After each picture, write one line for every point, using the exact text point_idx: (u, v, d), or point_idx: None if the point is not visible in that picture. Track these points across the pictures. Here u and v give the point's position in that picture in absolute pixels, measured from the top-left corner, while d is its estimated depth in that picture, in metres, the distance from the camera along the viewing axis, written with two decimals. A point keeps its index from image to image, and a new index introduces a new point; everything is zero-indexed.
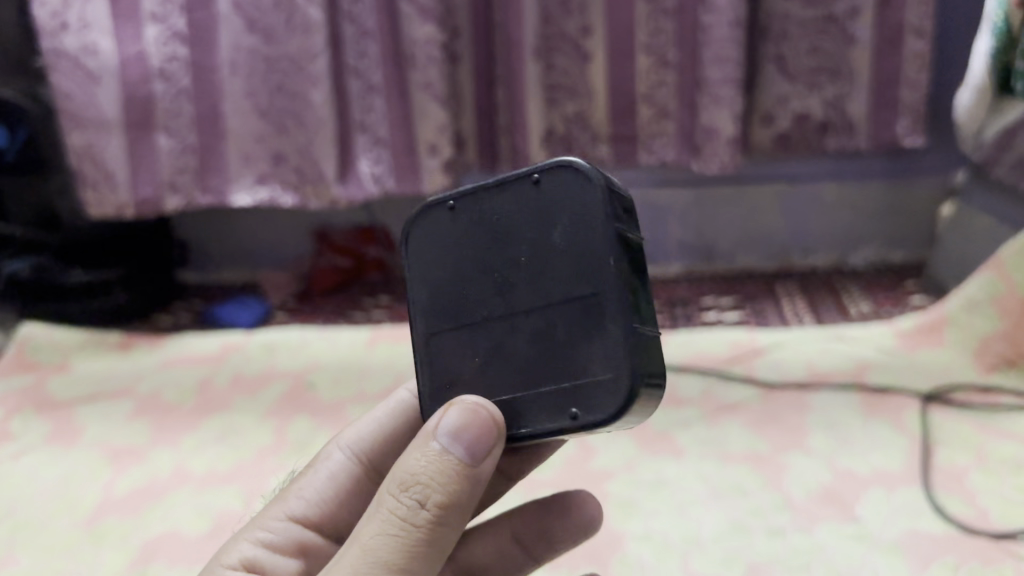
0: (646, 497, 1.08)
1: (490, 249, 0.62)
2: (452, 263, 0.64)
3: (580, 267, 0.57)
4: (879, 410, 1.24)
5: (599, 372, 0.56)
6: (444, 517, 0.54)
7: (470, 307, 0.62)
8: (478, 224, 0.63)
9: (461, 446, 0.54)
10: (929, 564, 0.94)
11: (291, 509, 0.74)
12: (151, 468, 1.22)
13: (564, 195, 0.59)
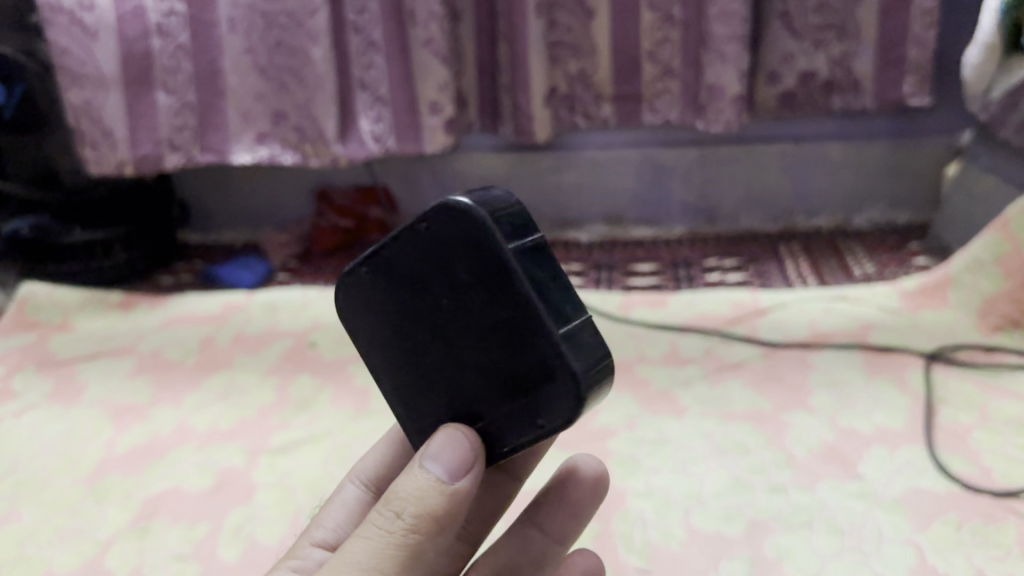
0: (647, 454, 1.08)
1: (411, 298, 0.59)
2: (387, 320, 0.62)
3: (495, 294, 0.55)
4: (881, 369, 1.25)
5: (548, 387, 0.55)
6: (421, 530, 0.53)
7: (420, 357, 0.61)
8: (390, 279, 0.60)
9: (437, 462, 0.54)
10: (931, 521, 0.94)
11: (314, 536, 0.72)
12: (153, 426, 1.23)
13: (450, 234, 0.56)
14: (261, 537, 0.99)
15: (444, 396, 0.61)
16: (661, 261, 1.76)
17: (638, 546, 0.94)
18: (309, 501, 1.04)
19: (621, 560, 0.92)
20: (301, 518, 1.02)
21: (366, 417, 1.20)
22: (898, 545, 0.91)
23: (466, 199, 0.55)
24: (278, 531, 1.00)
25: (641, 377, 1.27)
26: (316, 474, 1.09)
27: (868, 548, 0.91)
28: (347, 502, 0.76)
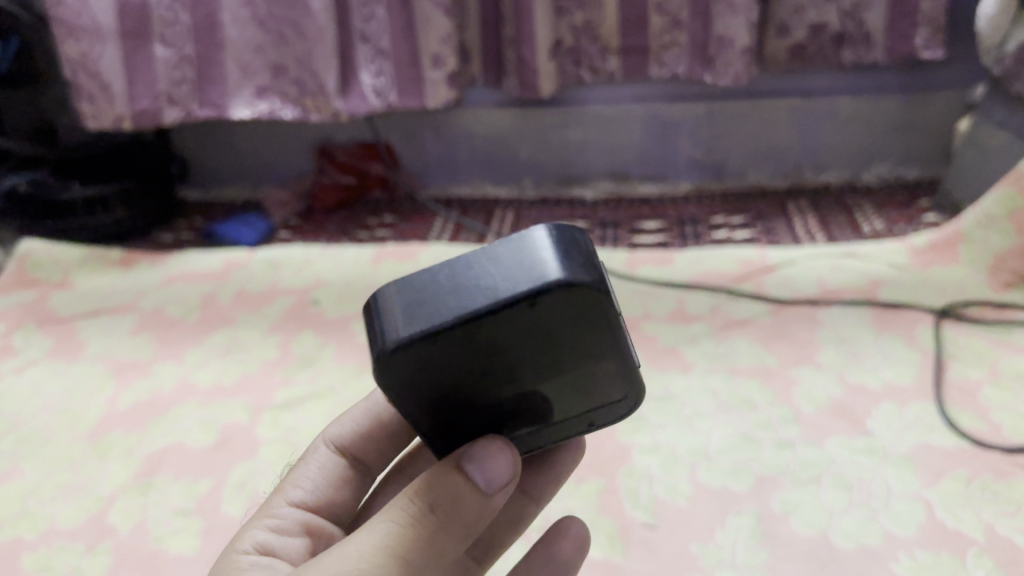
0: (653, 410, 1.07)
1: (485, 364, 0.51)
2: (444, 383, 0.51)
3: (590, 348, 0.53)
4: (890, 325, 1.23)
5: (614, 401, 0.59)
6: (446, 528, 0.52)
7: (478, 403, 0.54)
8: (467, 349, 0.49)
9: (478, 470, 0.52)
10: (941, 477, 0.93)
11: (290, 495, 0.69)
12: (155, 383, 1.22)
13: (564, 311, 0.48)
14: (265, 492, 0.98)
15: (491, 422, 0.57)
16: (667, 218, 1.74)
17: (644, 502, 0.93)
18: None
19: (627, 516, 0.91)
20: None
21: (370, 373, 1.19)
22: (907, 501, 0.89)
23: (590, 277, 0.47)
24: None
25: (647, 334, 1.25)
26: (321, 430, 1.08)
27: (876, 504, 0.89)
28: (319, 464, 0.73)
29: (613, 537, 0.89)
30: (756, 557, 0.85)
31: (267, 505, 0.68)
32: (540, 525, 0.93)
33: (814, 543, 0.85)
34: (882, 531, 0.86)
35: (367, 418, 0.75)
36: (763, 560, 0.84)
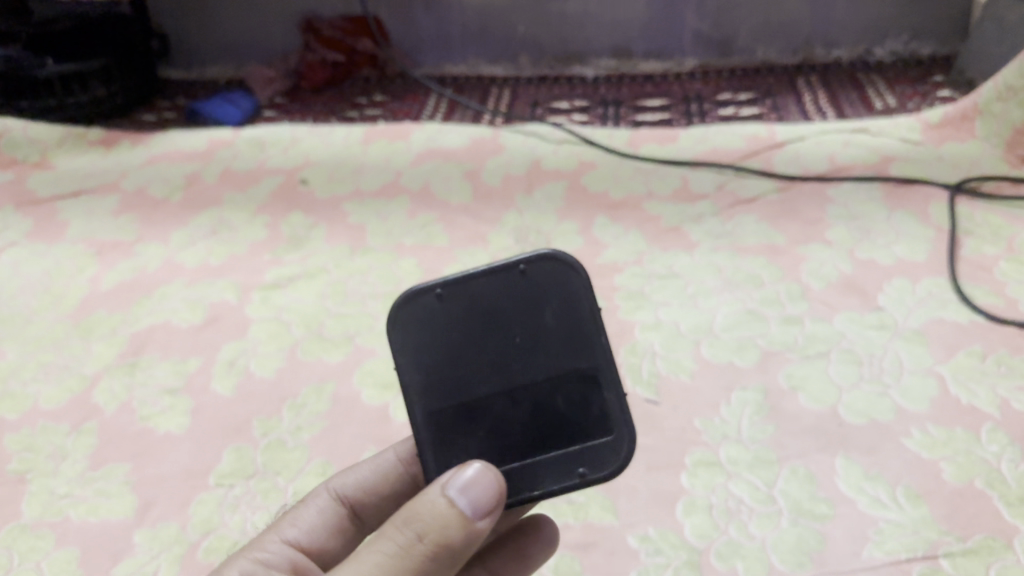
0: (655, 289, 1.02)
1: (481, 329, 0.56)
2: (445, 349, 0.56)
3: (576, 341, 0.56)
4: (902, 202, 1.18)
5: (602, 440, 0.55)
6: (437, 560, 0.48)
7: (471, 391, 0.56)
8: (468, 306, 0.56)
9: (465, 498, 0.48)
10: (954, 354, 0.89)
11: (281, 536, 0.59)
12: (139, 262, 1.17)
13: (551, 282, 0.56)
14: (255, 370, 0.94)
15: (478, 433, 0.55)
16: (671, 96, 1.66)
17: (647, 379, 0.89)
18: (303, 334, 0.98)
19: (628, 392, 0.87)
20: (296, 350, 0.96)
21: (362, 253, 1.13)
22: (919, 376, 0.86)
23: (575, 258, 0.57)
24: (274, 365, 0.95)
25: (650, 213, 1.18)
26: (311, 308, 1.03)
27: (888, 380, 0.86)
28: (315, 510, 0.62)
29: None
30: (762, 432, 0.81)
31: (251, 543, 0.58)
32: None
33: (823, 418, 0.82)
34: (893, 407, 0.82)
35: (378, 471, 0.63)
36: (769, 435, 0.81)
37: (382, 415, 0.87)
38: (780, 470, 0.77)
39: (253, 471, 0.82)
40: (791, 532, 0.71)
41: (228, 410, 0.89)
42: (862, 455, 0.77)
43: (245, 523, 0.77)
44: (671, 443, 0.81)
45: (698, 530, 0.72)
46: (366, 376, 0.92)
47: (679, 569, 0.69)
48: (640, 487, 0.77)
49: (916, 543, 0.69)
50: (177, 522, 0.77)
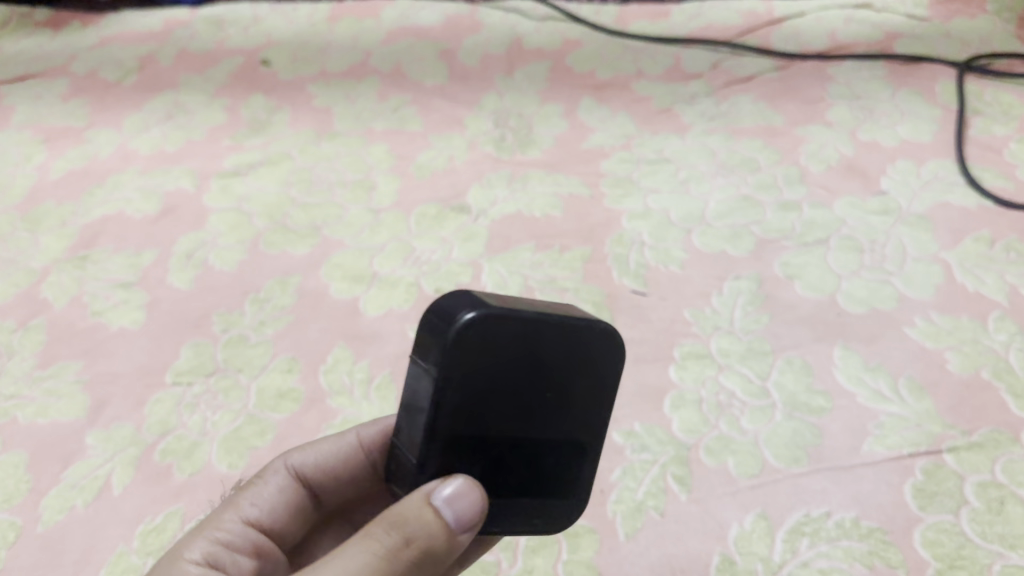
0: (644, 173, 0.94)
1: (517, 383, 0.42)
2: (477, 383, 0.41)
3: (597, 415, 0.46)
4: (908, 81, 1.09)
5: (566, 502, 0.48)
6: (416, 573, 0.40)
7: (484, 428, 0.42)
8: (516, 355, 0.42)
9: (454, 510, 0.40)
10: (961, 239, 0.83)
11: (242, 515, 0.51)
12: (90, 150, 1.09)
13: (596, 355, 0.45)
14: (214, 263, 0.87)
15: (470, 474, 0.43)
16: None
17: (633, 270, 0.82)
18: (266, 225, 0.92)
19: (614, 283, 0.80)
20: (259, 242, 0.89)
21: (329, 138, 1.05)
22: (923, 263, 0.80)
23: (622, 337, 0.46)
24: (235, 257, 0.88)
25: (639, 93, 1.09)
26: (275, 198, 0.95)
27: (890, 267, 0.80)
28: (273, 486, 0.54)
29: (599, 305, 0.78)
30: (755, 323, 0.75)
31: (207, 523, 0.50)
32: (519, 288, 0.81)
33: (821, 307, 0.76)
34: (895, 295, 0.77)
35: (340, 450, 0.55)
36: (763, 325, 0.75)
37: (351, 308, 0.80)
38: (775, 361, 0.72)
39: (213, 369, 0.76)
40: (786, 426, 0.67)
41: (186, 306, 0.83)
42: (862, 345, 0.73)
43: (204, 422, 0.71)
44: (660, 335, 0.75)
45: (687, 425, 0.68)
46: (334, 269, 0.85)
47: (666, 465, 0.65)
48: (626, 381, 0.72)
49: (919, 438, 0.65)
50: (132, 423, 0.72)
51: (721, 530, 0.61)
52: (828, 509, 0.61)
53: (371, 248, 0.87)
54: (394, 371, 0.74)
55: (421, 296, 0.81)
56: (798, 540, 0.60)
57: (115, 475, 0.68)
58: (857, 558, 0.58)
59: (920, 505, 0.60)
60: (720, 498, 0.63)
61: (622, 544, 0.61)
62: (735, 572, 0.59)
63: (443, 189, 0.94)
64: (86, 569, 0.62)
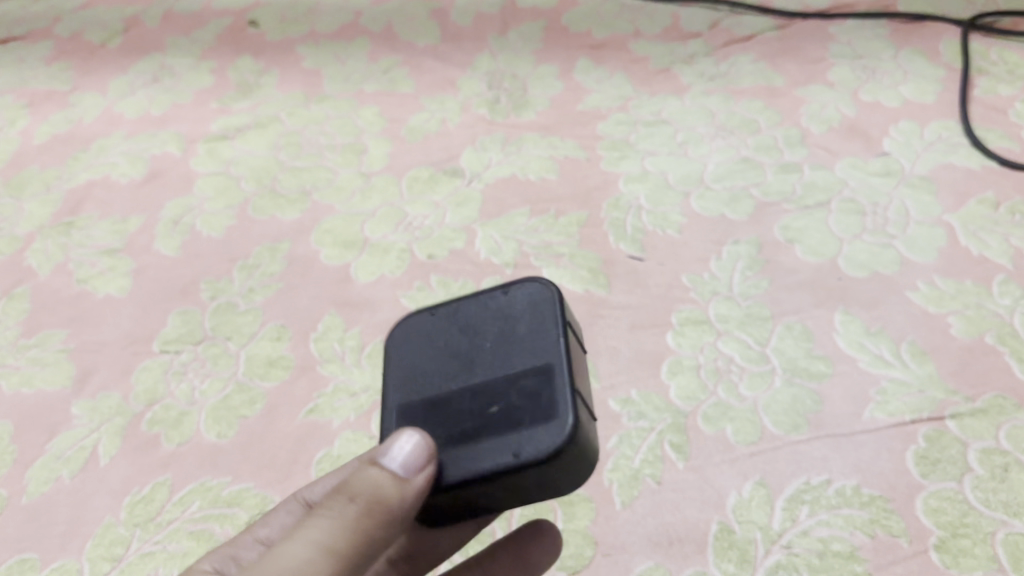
0: (642, 135, 0.91)
1: (453, 346, 0.46)
2: (424, 355, 0.47)
3: (539, 343, 0.44)
4: (910, 40, 1.03)
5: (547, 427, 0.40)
6: (370, 529, 0.39)
7: (431, 393, 0.45)
8: (455, 320, 0.47)
9: (397, 456, 0.40)
10: (965, 201, 0.81)
11: None
12: (75, 114, 1.06)
13: (526, 303, 0.46)
14: (202, 229, 0.86)
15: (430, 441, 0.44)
16: None
17: (630, 234, 0.80)
18: (255, 190, 0.89)
19: (611, 248, 0.78)
20: (247, 207, 0.87)
21: (318, 101, 1.02)
22: (925, 225, 0.78)
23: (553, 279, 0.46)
24: (223, 223, 0.86)
25: (636, 53, 1.06)
26: (264, 163, 0.93)
27: (892, 230, 0.78)
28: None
29: (596, 271, 0.77)
30: (755, 288, 0.74)
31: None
32: (514, 253, 0.79)
33: (822, 272, 0.75)
34: (898, 259, 0.75)
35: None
36: (762, 290, 0.73)
37: (342, 275, 0.79)
38: (774, 327, 0.70)
39: (201, 337, 0.74)
40: (786, 393, 0.65)
41: (173, 273, 0.81)
42: (863, 310, 0.71)
43: (192, 391, 0.70)
44: (656, 301, 0.73)
45: (684, 392, 0.66)
46: (323, 235, 0.83)
47: (663, 433, 0.64)
48: (622, 348, 0.70)
49: (921, 404, 0.63)
50: (119, 392, 0.70)
51: (720, 499, 0.60)
52: (828, 476, 0.60)
53: (362, 213, 0.85)
54: (386, 339, 0.73)
55: (413, 262, 0.79)
56: (797, 509, 0.58)
57: (102, 445, 0.67)
58: (857, 526, 0.57)
59: (922, 472, 0.59)
60: (718, 466, 0.62)
61: (619, 513, 0.60)
62: (733, 541, 0.58)
63: (436, 153, 0.91)
64: (74, 541, 0.61)
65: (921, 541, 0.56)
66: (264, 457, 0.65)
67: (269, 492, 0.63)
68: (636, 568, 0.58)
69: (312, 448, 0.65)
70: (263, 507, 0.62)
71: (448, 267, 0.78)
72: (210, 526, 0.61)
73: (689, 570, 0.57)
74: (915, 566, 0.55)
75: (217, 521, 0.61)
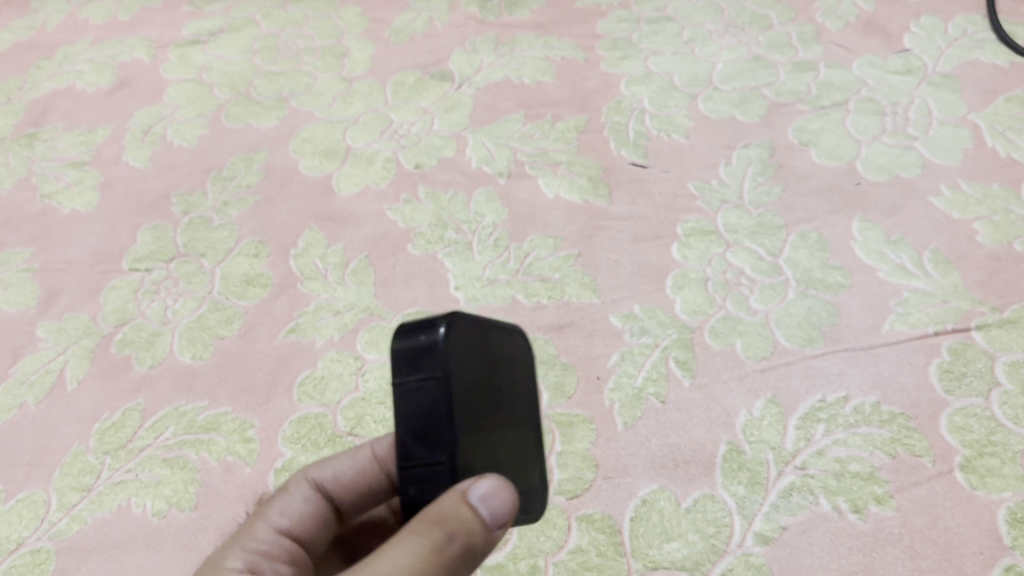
0: (644, 33, 0.84)
1: (490, 383, 0.38)
2: (472, 379, 0.36)
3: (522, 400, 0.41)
4: None
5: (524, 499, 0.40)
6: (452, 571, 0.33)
7: (483, 432, 0.36)
8: (483, 349, 0.38)
9: (486, 500, 0.33)
10: (992, 99, 0.74)
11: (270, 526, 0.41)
12: (38, 19, 0.99)
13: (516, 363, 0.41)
14: (173, 139, 0.80)
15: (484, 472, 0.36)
16: None
17: (633, 140, 0.74)
18: (229, 97, 0.83)
19: (612, 155, 0.73)
20: (221, 115, 0.82)
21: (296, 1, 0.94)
22: (949, 126, 0.72)
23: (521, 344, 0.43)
24: (196, 133, 0.80)
25: None
26: (239, 68, 0.87)
27: (914, 132, 0.72)
28: (297, 501, 0.42)
29: (596, 180, 0.71)
30: (766, 195, 0.69)
31: (239, 536, 0.40)
32: (508, 162, 0.73)
33: (838, 176, 0.69)
34: (920, 161, 0.70)
35: (362, 466, 0.43)
36: (775, 198, 0.68)
37: (323, 187, 0.73)
38: (787, 236, 0.65)
39: (174, 254, 0.70)
40: (800, 305, 0.61)
41: (144, 187, 0.76)
42: (883, 217, 0.66)
43: (165, 311, 0.65)
44: (660, 211, 0.68)
45: (690, 306, 0.62)
46: (303, 144, 0.77)
47: (667, 349, 0.60)
48: (623, 260, 0.66)
49: (945, 315, 0.59)
50: (87, 313, 0.66)
51: (728, 418, 0.56)
52: (845, 393, 0.56)
53: (344, 120, 0.79)
54: (371, 255, 0.68)
55: (400, 173, 0.74)
56: (812, 428, 0.55)
57: (69, 369, 0.63)
58: (877, 446, 0.53)
59: (946, 388, 0.55)
60: (727, 384, 0.58)
61: (621, 434, 0.56)
62: (744, 462, 0.54)
63: (423, 55, 0.85)
64: (41, 470, 0.58)
65: (947, 461, 0.52)
66: (243, 379, 0.61)
67: (248, 416, 0.59)
68: (639, 491, 0.54)
69: (294, 370, 0.61)
70: (241, 433, 0.58)
71: (436, 177, 0.73)
72: (185, 454, 0.57)
73: (695, 494, 0.53)
74: (939, 486, 0.51)
75: (192, 448, 0.58)
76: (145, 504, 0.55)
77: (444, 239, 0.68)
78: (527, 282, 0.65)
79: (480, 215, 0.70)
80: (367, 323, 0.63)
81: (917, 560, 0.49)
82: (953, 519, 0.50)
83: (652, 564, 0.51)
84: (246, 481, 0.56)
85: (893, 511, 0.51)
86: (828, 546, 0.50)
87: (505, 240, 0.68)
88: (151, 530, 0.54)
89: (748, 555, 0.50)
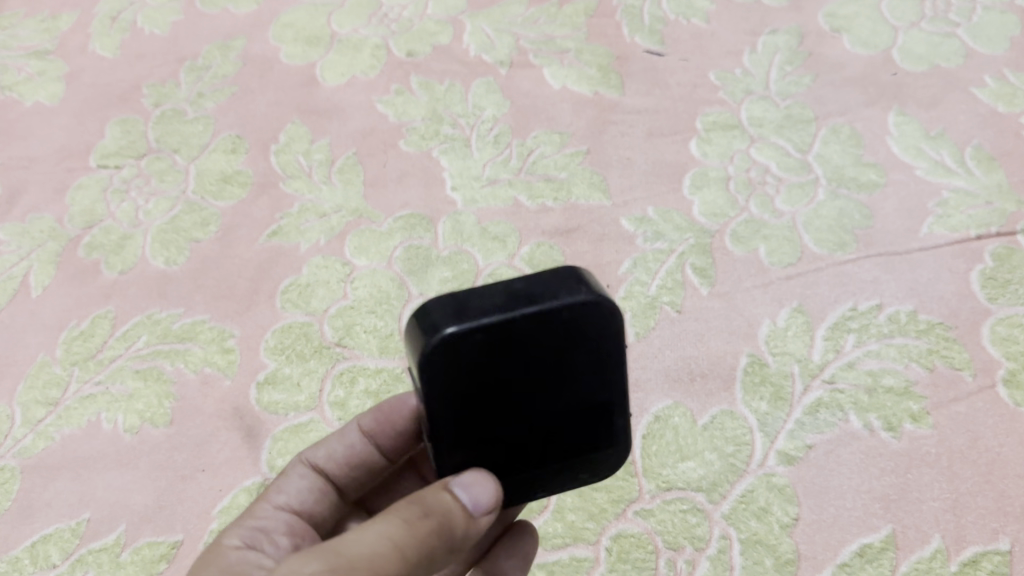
0: None
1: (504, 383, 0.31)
2: (472, 396, 0.31)
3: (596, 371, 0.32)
4: None
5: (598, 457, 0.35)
6: (430, 555, 0.30)
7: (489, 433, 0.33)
8: (502, 356, 0.31)
9: (473, 494, 0.31)
10: None
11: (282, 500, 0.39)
12: None
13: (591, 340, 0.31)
14: (144, 27, 0.73)
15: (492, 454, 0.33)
16: None
17: (647, 25, 0.67)
18: None
19: (625, 42, 0.66)
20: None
21: None
22: (995, 12, 0.65)
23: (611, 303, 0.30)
24: (169, 19, 0.73)
25: None
26: None
27: (956, 18, 0.65)
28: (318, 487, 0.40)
29: (606, 69, 0.65)
30: (795, 86, 0.62)
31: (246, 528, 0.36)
32: (509, 51, 0.67)
33: (872, 66, 0.63)
34: (963, 50, 0.63)
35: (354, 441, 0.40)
36: (804, 89, 0.62)
37: (307, 78, 0.67)
38: (818, 131, 0.60)
39: (145, 150, 0.64)
40: (830, 207, 0.56)
41: (113, 79, 0.70)
42: (921, 109, 0.60)
43: (136, 212, 0.60)
44: (678, 103, 0.62)
45: (709, 208, 0.57)
46: (284, 30, 0.71)
47: (684, 255, 0.55)
48: (637, 158, 0.60)
49: (989, 217, 0.54)
50: (53, 214, 0.61)
51: (751, 328, 0.51)
52: (879, 301, 0.51)
53: (329, 4, 0.72)
54: (360, 151, 0.62)
55: (391, 62, 0.67)
56: (842, 339, 0.50)
57: (33, 275, 0.58)
58: (913, 358, 0.49)
59: (989, 296, 0.51)
60: (749, 292, 0.53)
61: (632, 346, 0.52)
62: (767, 376, 0.49)
63: None
64: (4, 383, 0.54)
65: (989, 374, 0.48)
66: (220, 286, 0.56)
67: (227, 325, 0.54)
68: (652, 407, 0.50)
69: (277, 276, 0.56)
70: (220, 342, 0.54)
71: (430, 66, 0.67)
72: (159, 365, 0.53)
73: (714, 410, 0.49)
74: (981, 403, 0.47)
75: (167, 359, 0.53)
76: (117, 419, 0.51)
77: (439, 134, 0.62)
78: (530, 183, 0.59)
79: (479, 108, 0.64)
80: (356, 226, 0.58)
81: (955, 482, 0.45)
82: (995, 438, 0.46)
83: (666, 484, 0.47)
84: (226, 396, 0.52)
85: (930, 429, 0.46)
86: (858, 467, 0.46)
87: (506, 136, 0.62)
88: (123, 447, 0.50)
89: (771, 476, 0.46)
